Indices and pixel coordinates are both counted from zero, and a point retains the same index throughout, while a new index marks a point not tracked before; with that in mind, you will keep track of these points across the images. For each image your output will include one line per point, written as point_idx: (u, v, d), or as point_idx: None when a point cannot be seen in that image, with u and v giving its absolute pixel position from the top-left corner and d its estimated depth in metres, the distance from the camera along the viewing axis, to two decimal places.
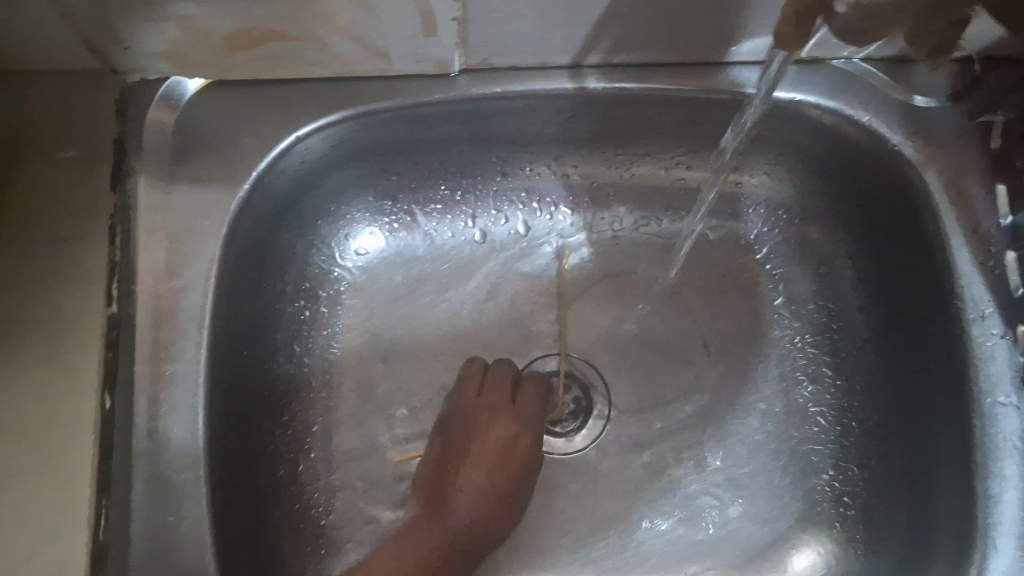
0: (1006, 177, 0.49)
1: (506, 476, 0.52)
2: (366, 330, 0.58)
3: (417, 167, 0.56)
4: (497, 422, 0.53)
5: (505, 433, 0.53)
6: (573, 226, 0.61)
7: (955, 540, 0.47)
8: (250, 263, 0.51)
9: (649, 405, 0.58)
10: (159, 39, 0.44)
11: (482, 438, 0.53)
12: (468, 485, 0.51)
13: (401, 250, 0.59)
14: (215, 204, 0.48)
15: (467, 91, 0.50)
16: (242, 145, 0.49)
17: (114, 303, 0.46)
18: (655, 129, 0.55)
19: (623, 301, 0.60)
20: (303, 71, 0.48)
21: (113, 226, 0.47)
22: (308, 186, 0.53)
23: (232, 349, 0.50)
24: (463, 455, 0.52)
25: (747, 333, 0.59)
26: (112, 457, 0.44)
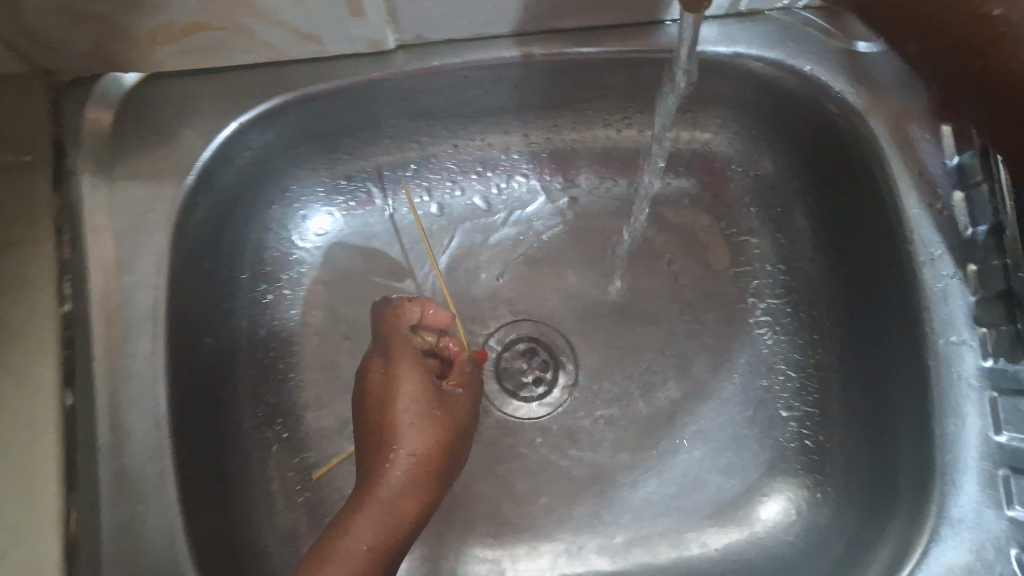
0: (950, 119, 0.48)
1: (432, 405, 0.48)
2: (329, 310, 0.58)
3: (367, 144, 0.56)
4: (404, 361, 0.49)
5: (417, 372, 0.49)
6: (531, 189, 0.61)
7: (917, 479, 0.48)
8: (204, 254, 0.52)
9: (617, 364, 0.58)
10: (83, 38, 0.44)
11: (399, 393, 0.47)
12: (406, 440, 0.46)
13: (358, 228, 0.60)
14: (160, 198, 0.48)
15: (403, 68, 0.49)
16: (184, 136, 0.49)
17: (66, 302, 0.46)
18: (600, 92, 0.54)
19: (585, 264, 0.60)
20: (237, 59, 0.48)
21: (58, 226, 0.46)
22: (258, 173, 0.53)
23: (190, 340, 0.50)
24: (388, 412, 0.47)
25: (709, 288, 0.59)
26: (77, 454, 0.45)
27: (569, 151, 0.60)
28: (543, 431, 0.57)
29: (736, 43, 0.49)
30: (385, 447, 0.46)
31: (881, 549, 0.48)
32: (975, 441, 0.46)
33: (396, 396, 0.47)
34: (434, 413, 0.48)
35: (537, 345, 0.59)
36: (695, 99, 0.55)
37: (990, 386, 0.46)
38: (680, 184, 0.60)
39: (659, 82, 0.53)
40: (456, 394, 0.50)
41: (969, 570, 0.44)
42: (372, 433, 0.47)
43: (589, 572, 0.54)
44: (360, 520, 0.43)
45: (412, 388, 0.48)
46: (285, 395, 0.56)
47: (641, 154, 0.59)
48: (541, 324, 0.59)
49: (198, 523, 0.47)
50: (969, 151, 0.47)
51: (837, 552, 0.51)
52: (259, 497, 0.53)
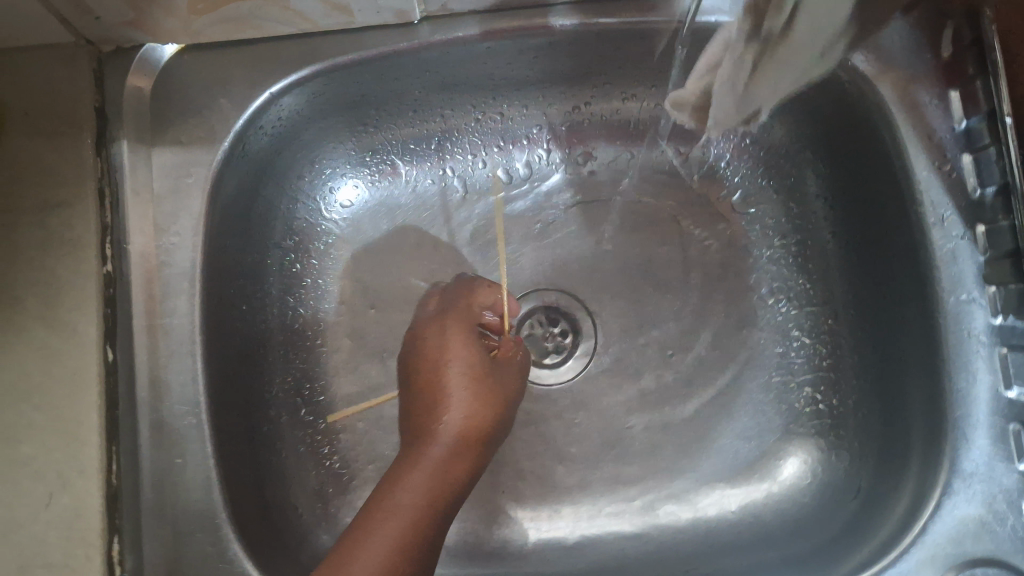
0: (957, 85, 0.50)
1: (481, 378, 0.48)
2: (355, 278, 0.60)
3: (392, 117, 0.58)
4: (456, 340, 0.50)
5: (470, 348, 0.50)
6: (551, 163, 0.62)
7: (926, 434, 0.50)
8: (238, 221, 0.53)
9: (634, 331, 0.60)
10: (126, 7, 0.46)
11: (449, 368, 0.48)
12: (453, 406, 0.47)
13: (384, 199, 0.61)
14: (195, 162, 0.50)
15: (429, 39, 0.52)
16: (220, 105, 0.51)
17: (108, 262, 0.48)
18: (618, 65, 0.56)
19: (605, 234, 0.61)
20: (269, 29, 0.50)
21: (100, 189, 0.48)
22: (288, 143, 0.55)
23: (226, 301, 0.52)
24: (434, 386, 0.48)
25: (724, 258, 0.61)
26: (118, 406, 0.47)
27: (588, 125, 0.61)
28: (563, 396, 0.59)
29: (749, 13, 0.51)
30: (430, 417, 0.47)
31: (893, 506, 0.50)
32: (986, 396, 0.48)
33: (448, 370, 0.48)
34: (484, 386, 0.48)
35: (560, 314, 0.60)
36: None
37: (999, 342, 0.48)
38: (696, 156, 0.62)
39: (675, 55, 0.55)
40: (501, 369, 0.50)
41: (981, 522, 0.46)
42: (417, 407, 0.48)
43: (606, 535, 0.56)
44: (406, 480, 0.43)
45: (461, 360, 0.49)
46: (314, 358, 0.58)
47: (658, 126, 0.61)
48: (568, 294, 0.60)
49: (232, 477, 0.49)
50: (977, 116, 0.49)
51: (850, 511, 0.53)
52: (289, 458, 0.55)
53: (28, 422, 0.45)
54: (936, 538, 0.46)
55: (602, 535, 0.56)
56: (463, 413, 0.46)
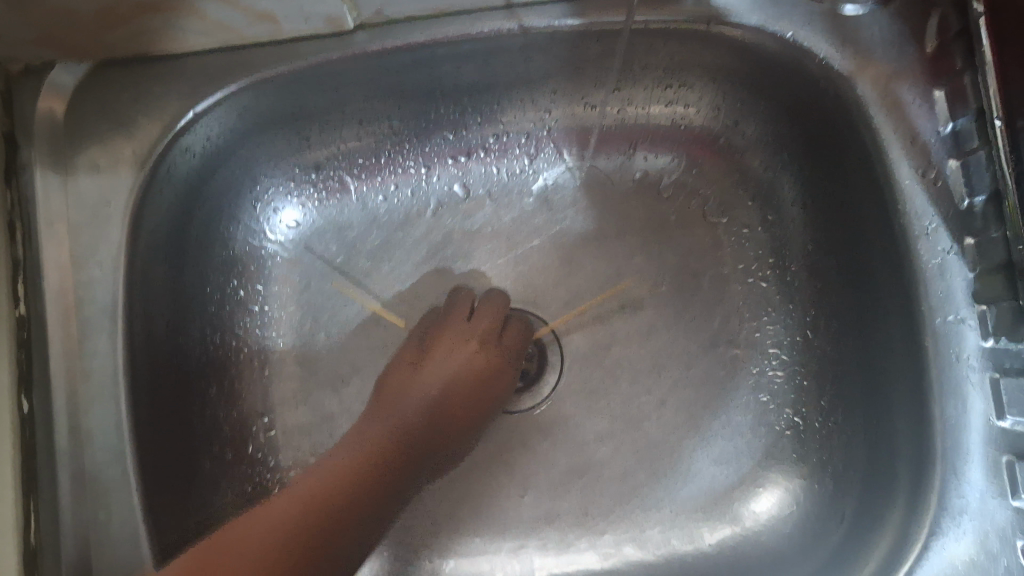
0: (943, 83, 0.45)
1: (467, 380, 0.49)
2: (302, 305, 0.57)
3: (335, 129, 0.54)
4: (469, 354, 0.50)
5: (471, 372, 0.49)
6: (513, 173, 0.58)
7: (914, 465, 0.46)
8: (169, 247, 0.50)
9: (602, 351, 0.56)
10: (27, 25, 0.42)
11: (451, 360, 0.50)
12: (422, 390, 0.48)
13: (332, 218, 0.58)
14: (116, 189, 0.46)
15: (366, 47, 0.47)
16: (140, 124, 0.47)
17: (21, 303, 0.45)
18: (577, 67, 0.52)
19: (570, 249, 0.57)
20: (190, 42, 0.46)
21: (12, 224, 0.45)
22: (223, 162, 0.52)
23: (153, 337, 0.49)
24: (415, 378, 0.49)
25: (698, 270, 0.56)
26: (36, 456, 0.44)
27: (550, 131, 0.57)
28: (526, 424, 0.55)
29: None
30: (394, 396, 0.48)
31: (876, 545, 0.46)
32: (979, 423, 0.43)
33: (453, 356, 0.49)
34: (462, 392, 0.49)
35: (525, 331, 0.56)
36: (676, 71, 0.52)
37: (992, 366, 0.43)
38: (663, 162, 0.58)
39: (631, 55, 0.51)
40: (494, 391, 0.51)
41: (973, 563, 0.42)
42: (390, 382, 0.49)
43: (579, 571, 0.53)
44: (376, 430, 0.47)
45: (451, 364, 0.49)
46: (262, 387, 0.55)
47: (622, 131, 0.57)
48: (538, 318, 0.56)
49: (166, 523, 0.46)
50: (966, 115, 0.44)
51: (830, 547, 0.49)
52: (233, 497, 0.52)
53: None
54: None
55: (577, 569, 0.53)
56: (433, 396, 0.48)
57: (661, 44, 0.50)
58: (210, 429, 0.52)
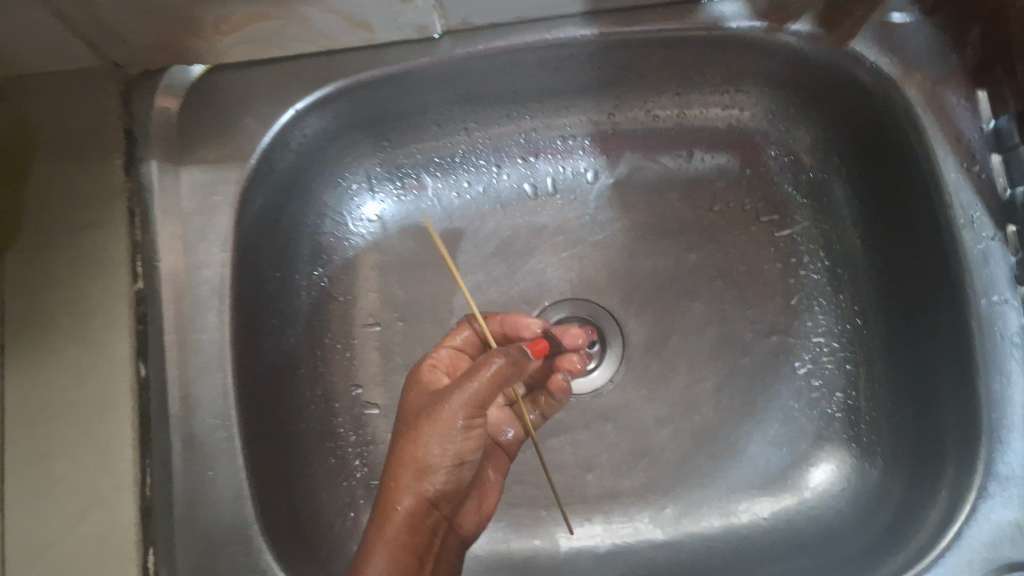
0: (986, 85, 0.49)
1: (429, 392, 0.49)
2: (380, 295, 0.60)
3: (416, 131, 0.58)
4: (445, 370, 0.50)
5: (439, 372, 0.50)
6: (576, 174, 0.62)
7: (960, 440, 0.49)
8: (267, 235, 0.54)
9: (662, 340, 0.59)
10: (151, 29, 0.47)
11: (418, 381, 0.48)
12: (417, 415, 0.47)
13: (410, 213, 0.62)
14: (224, 180, 0.51)
15: (450, 53, 0.52)
16: (244, 123, 0.52)
17: (139, 280, 0.49)
18: (640, 73, 0.56)
19: (631, 242, 0.61)
20: (292, 48, 0.51)
21: (131, 210, 0.50)
22: (314, 160, 0.56)
23: (249, 318, 0.52)
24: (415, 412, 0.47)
25: (753, 265, 0.60)
26: (149, 422, 0.48)
27: (612, 132, 0.61)
28: (594, 407, 0.58)
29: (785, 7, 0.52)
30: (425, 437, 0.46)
31: (928, 512, 0.49)
32: (1021, 399, 0.47)
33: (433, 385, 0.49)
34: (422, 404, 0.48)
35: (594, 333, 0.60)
36: (733, 74, 0.56)
37: None
38: (718, 164, 0.61)
39: (687, 63, 0.55)
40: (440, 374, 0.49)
41: (1017, 527, 0.45)
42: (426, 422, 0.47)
43: (640, 542, 0.56)
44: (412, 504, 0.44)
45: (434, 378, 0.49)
46: (346, 373, 0.59)
47: (680, 134, 0.61)
48: (592, 304, 0.60)
49: (265, 486, 0.50)
50: (1006, 115, 0.48)
51: (884, 521, 0.52)
52: (320, 473, 0.56)
53: (58, 442, 0.46)
54: (970, 544, 0.45)
55: (636, 543, 0.56)
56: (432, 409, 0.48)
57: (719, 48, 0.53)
58: (297, 406, 0.56)
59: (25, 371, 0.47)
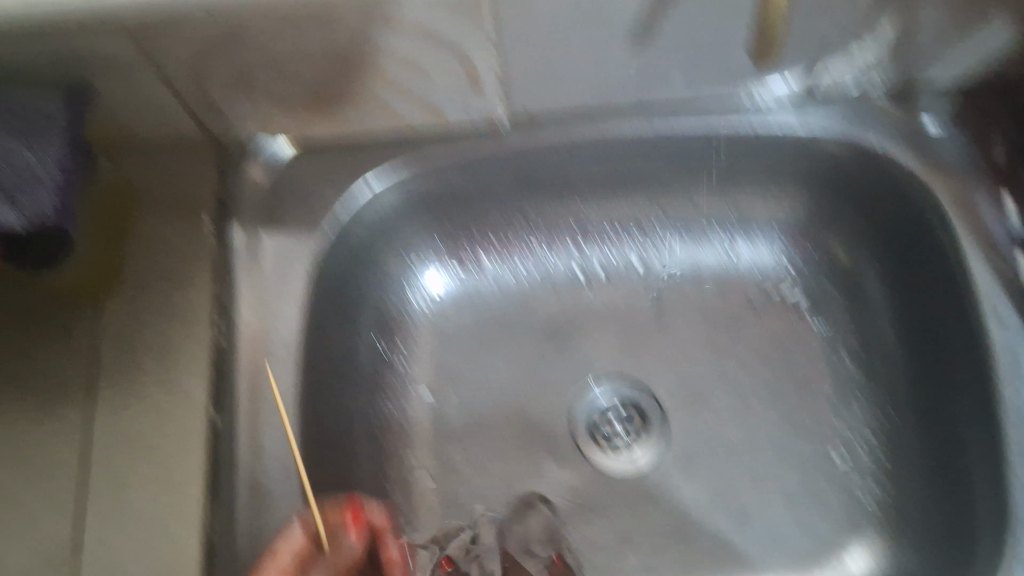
0: (1011, 192, 0.55)
1: None
2: (435, 366, 0.64)
3: (487, 216, 0.63)
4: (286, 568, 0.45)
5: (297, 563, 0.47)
6: (625, 262, 0.66)
7: (995, 521, 0.50)
8: (335, 305, 0.58)
9: (699, 423, 0.62)
10: (251, 106, 0.54)
11: None
12: None
13: (469, 291, 0.66)
14: (300, 248, 0.56)
15: (513, 142, 0.57)
16: (324, 196, 0.58)
17: (217, 332, 0.53)
18: (686, 165, 0.60)
19: (669, 326, 0.65)
20: (373, 131, 0.57)
21: (215, 268, 0.55)
22: (386, 238, 0.61)
23: (318, 379, 0.56)
24: None
25: (791, 351, 0.64)
26: (218, 467, 0.51)
27: (659, 227, 0.65)
28: (635, 484, 0.61)
29: (807, 121, 0.56)
30: None
31: None
32: None
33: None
34: None
35: (638, 415, 0.63)
36: (776, 176, 0.61)
37: None
38: (762, 259, 0.65)
39: (730, 164, 0.60)
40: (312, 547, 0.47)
41: None
42: None
43: None
44: None
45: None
46: (398, 445, 0.61)
47: (728, 227, 0.65)
48: (644, 387, 0.63)
49: None
50: None
51: None
52: None
53: (136, 478, 0.50)
54: None
55: None
56: None
57: (733, 148, 0.58)
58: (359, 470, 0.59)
59: (107, 408, 0.51)
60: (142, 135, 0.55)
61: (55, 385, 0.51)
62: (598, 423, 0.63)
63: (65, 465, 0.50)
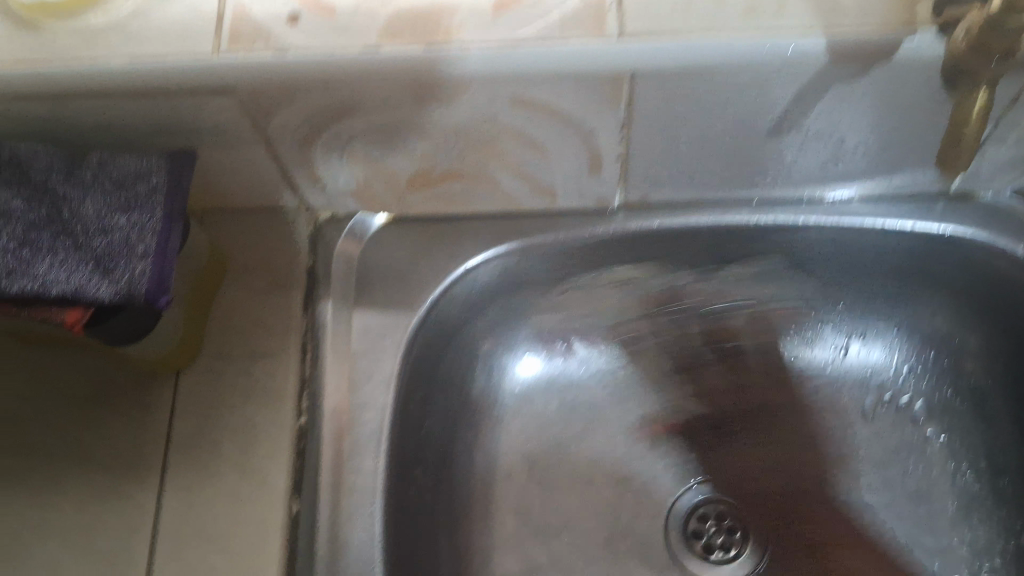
0: None
1: None
2: (522, 457, 0.59)
3: (585, 300, 0.59)
4: None
5: None
6: (728, 355, 0.62)
7: None
8: (427, 386, 0.54)
9: (808, 539, 0.57)
10: (352, 178, 0.50)
11: None
12: None
13: (557, 374, 0.61)
14: (390, 327, 0.52)
15: (625, 225, 0.53)
16: (420, 272, 0.53)
17: (303, 415, 0.50)
18: (805, 262, 0.56)
19: (773, 429, 0.60)
20: (477, 206, 0.54)
21: (304, 345, 0.52)
22: (477, 315, 0.57)
23: (404, 468, 0.52)
24: None
25: (911, 467, 0.58)
26: (295, 566, 0.46)
27: (767, 320, 0.61)
28: None
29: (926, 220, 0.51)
30: None
31: None
32: None
33: None
34: None
35: (738, 524, 0.58)
36: (897, 275, 0.56)
37: None
38: (874, 359, 0.60)
39: (855, 262, 0.56)
40: None
41: None
42: None
43: None
44: None
45: None
46: (482, 547, 0.55)
47: (848, 324, 0.60)
48: (755, 495, 0.58)
49: None
50: None
51: None
52: None
53: (208, 570, 0.46)
54: None
55: None
56: None
57: (849, 239, 0.53)
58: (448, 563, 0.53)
59: (180, 488, 0.48)
60: (232, 198, 0.53)
61: (131, 455, 0.49)
62: (696, 528, 0.58)
63: (135, 539, 0.47)
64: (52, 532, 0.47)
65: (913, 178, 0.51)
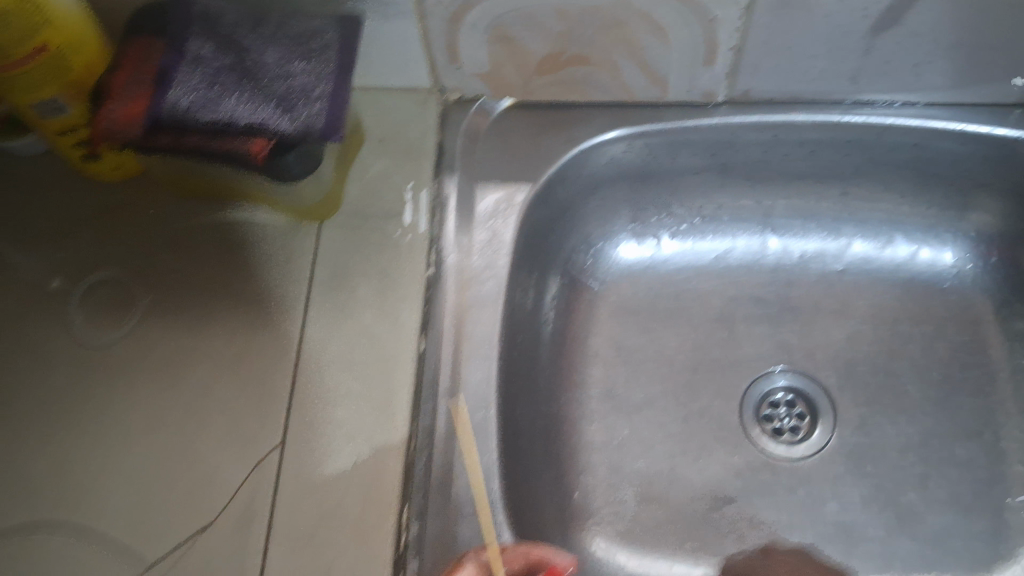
0: None
1: None
2: (613, 329, 0.66)
3: (681, 192, 0.65)
4: None
5: None
6: (804, 252, 0.68)
7: None
8: (533, 260, 0.61)
9: (870, 422, 0.62)
10: (487, 59, 0.56)
11: None
12: None
13: (655, 260, 0.68)
14: (513, 197, 0.58)
15: (727, 117, 0.59)
16: (539, 150, 0.60)
17: (431, 267, 0.56)
18: (886, 166, 0.61)
19: (846, 323, 0.66)
20: (592, 94, 0.59)
21: (432, 206, 0.58)
22: (588, 197, 0.64)
23: (512, 327, 0.58)
24: None
25: (967, 363, 0.63)
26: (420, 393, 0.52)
27: (844, 224, 0.66)
28: (800, 473, 0.61)
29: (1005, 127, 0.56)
30: None
31: None
32: None
33: None
34: None
35: (807, 412, 0.64)
36: (971, 185, 0.61)
37: None
38: (945, 264, 0.66)
39: (933, 169, 0.61)
40: None
41: None
42: None
43: None
44: None
45: None
46: (575, 411, 0.63)
47: (922, 230, 0.65)
48: (820, 381, 0.64)
49: (509, 473, 0.54)
50: None
51: None
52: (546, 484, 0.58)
53: (348, 391, 0.52)
54: None
55: None
56: None
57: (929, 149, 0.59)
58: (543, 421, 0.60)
59: (322, 318, 0.54)
60: (376, 75, 0.60)
61: (274, 292, 0.55)
62: (768, 412, 0.64)
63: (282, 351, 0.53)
64: (205, 337, 0.54)
65: (996, 85, 0.56)
